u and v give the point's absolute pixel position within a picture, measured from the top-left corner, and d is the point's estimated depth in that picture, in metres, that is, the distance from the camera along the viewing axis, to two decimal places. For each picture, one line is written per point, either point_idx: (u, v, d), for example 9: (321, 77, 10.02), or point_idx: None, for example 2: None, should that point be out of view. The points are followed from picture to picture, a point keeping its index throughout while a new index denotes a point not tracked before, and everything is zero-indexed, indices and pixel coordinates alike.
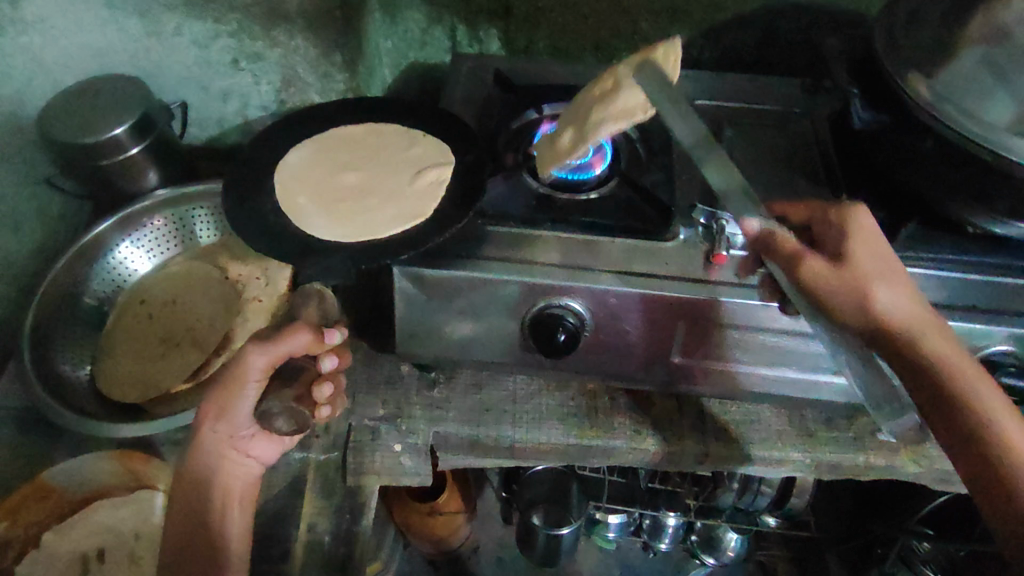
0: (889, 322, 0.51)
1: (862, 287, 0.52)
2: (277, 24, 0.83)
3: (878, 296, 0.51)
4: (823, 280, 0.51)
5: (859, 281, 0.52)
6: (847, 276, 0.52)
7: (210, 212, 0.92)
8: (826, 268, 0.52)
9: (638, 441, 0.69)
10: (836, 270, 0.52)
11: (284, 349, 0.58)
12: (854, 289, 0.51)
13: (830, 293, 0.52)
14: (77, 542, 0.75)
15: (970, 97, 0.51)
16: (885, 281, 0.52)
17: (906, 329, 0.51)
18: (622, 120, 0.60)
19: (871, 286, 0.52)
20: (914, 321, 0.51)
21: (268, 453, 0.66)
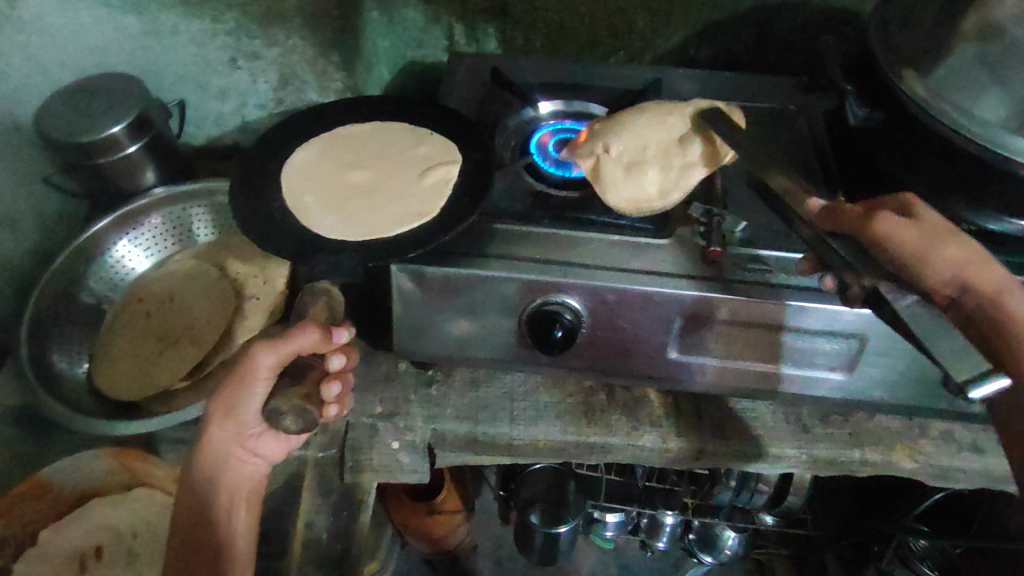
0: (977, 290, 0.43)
1: (944, 250, 0.44)
2: (275, 23, 0.83)
3: (956, 253, 0.44)
4: (898, 240, 0.45)
5: (940, 244, 0.45)
6: (925, 237, 0.45)
7: (207, 210, 0.92)
8: (903, 227, 0.45)
9: (635, 437, 0.69)
10: (916, 229, 0.45)
11: (291, 347, 0.56)
12: (937, 252, 0.44)
13: (906, 252, 0.45)
14: (75, 541, 0.76)
15: (964, 93, 0.51)
16: (968, 248, 0.44)
17: (994, 299, 0.43)
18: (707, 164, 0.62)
19: (950, 244, 0.45)
20: (1006, 292, 0.43)
21: (275, 451, 0.64)
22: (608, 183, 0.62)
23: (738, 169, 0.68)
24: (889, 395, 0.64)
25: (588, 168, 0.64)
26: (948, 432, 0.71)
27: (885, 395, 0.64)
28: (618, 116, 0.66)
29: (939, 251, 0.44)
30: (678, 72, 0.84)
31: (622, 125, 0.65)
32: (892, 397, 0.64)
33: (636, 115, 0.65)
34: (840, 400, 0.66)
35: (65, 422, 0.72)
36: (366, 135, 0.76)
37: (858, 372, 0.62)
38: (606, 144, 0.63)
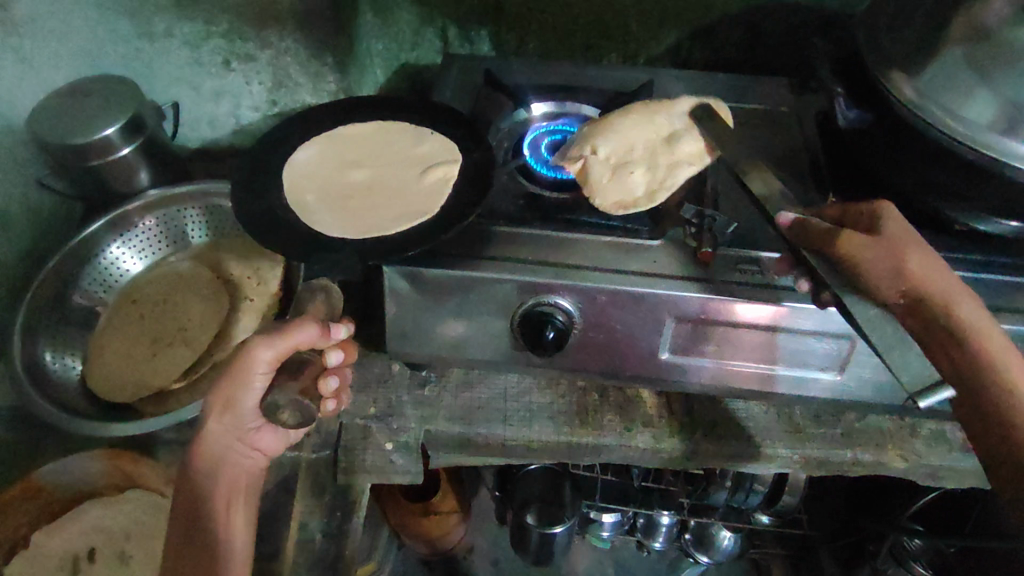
0: (932, 300, 0.43)
1: (901, 262, 0.45)
2: (269, 24, 0.84)
3: (913, 267, 0.45)
4: (862, 254, 0.45)
5: (899, 255, 0.45)
6: (885, 249, 0.45)
7: (201, 212, 0.91)
8: (865, 242, 0.46)
9: (628, 437, 0.69)
10: (876, 243, 0.46)
11: (291, 341, 0.56)
12: (893, 264, 0.45)
13: (868, 265, 0.45)
14: (69, 542, 0.77)
15: (951, 96, 0.51)
16: (924, 257, 0.45)
17: (948, 308, 0.43)
18: (697, 162, 0.64)
19: (906, 255, 0.45)
20: (960, 301, 0.43)
21: (274, 445, 0.66)
22: (597, 184, 0.63)
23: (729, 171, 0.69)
24: (881, 395, 0.64)
25: (576, 172, 0.65)
26: (940, 431, 0.71)
27: (878, 396, 0.64)
28: (605, 118, 0.69)
29: (896, 267, 0.45)
30: (670, 73, 0.84)
31: (610, 128, 0.67)
32: (885, 397, 0.64)
33: (623, 118, 0.68)
34: (833, 400, 0.66)
35: (57, 425, 0.72)
36: (367, 134, 0.76)
37: (852, 373, 0.62)
38: (596, 147, 0.65)
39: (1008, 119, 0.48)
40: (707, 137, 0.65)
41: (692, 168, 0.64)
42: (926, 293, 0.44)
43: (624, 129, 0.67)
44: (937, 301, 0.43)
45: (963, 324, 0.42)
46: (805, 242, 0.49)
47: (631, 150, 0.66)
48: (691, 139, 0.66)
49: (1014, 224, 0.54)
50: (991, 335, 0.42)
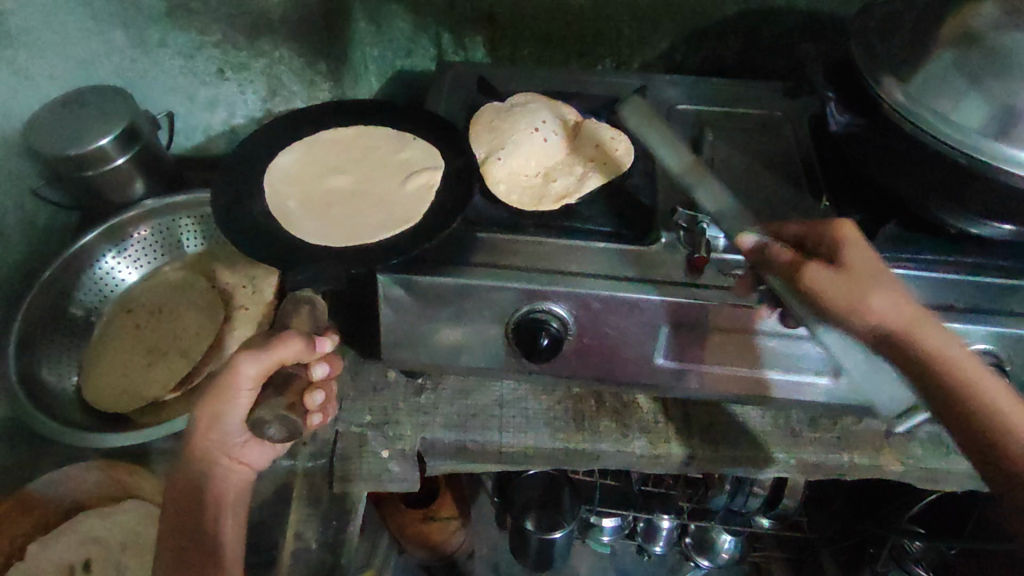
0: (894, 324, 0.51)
1: (862, 297, 0.51)
2: (263, 34, 0.84)
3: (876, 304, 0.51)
4: (829, 290, 0.51)
5: (862, 289, 0.51)
6: (849, 286, 0.51)
7: (194, 222, 0.92)
8: (830, 279, 0.51)
9: (624, 444, 0.69)
10: (840, 277, 0.51)
11: (276, 356, 0.56)
12: (852, 302, 0.51)
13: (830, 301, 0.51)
14: (64, 552, 0.76)
15: (943, 98, 0.51)
16: (885, 287, 0.51)
17: (910, 330, 0.51)
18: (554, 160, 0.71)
19: (869, 295, 0.51)
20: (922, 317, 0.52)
21: (261, 459, 0.66)
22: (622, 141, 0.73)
23: (722, 175, 0.69)
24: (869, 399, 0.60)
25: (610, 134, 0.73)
26: (937, 434, 0.71)
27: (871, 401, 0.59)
28: (536, 112, 0.75)
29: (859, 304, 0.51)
30: (664, 78, 0.84)
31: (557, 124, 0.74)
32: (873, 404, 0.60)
33: (540, 117, 0.74)
34: (829, 405, 0.66)
35: (49, 435, 0.71)
36: (350, 139, 0.77)
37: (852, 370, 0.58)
38: (586, 127, 0.74)
39: (999, 120, 0.48)
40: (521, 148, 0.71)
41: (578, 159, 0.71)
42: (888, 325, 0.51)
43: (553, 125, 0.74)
44: (902, 324, 0.51)
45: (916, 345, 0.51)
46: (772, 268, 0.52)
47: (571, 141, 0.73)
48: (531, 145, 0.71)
49: (1007, 228, 0.54)
50: (940, 343, 0.51)
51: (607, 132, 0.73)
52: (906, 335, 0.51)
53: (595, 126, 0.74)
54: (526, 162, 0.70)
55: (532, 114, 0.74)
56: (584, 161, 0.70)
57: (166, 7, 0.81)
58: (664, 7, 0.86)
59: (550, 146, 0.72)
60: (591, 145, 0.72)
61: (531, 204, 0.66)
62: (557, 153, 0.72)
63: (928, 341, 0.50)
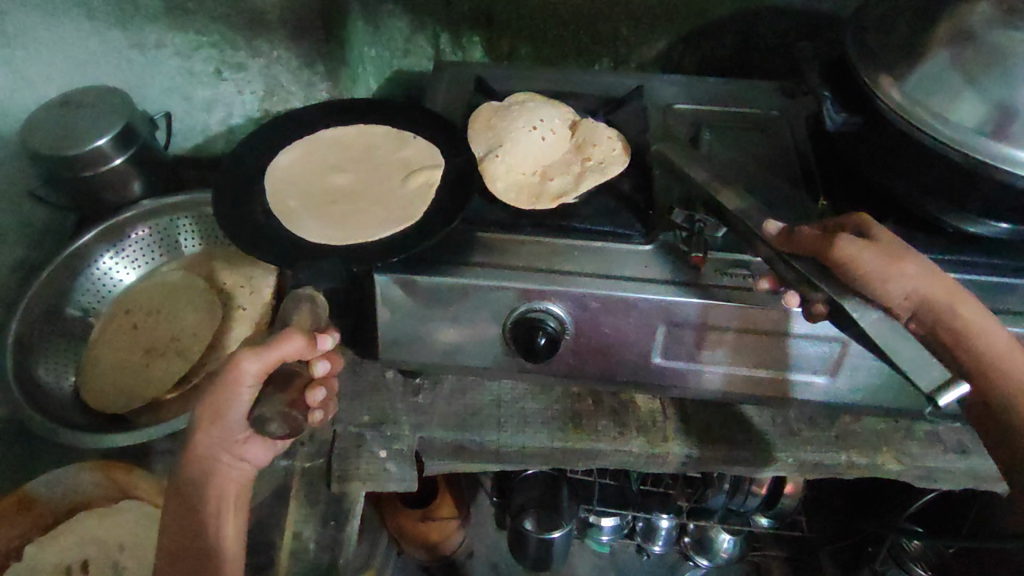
0: (937, 302, 0.44)
1: (902, 269, 0.45)
2: (260, 34, 0.84)
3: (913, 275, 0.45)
4: (863, 260, 0.45)
5: (898, 260, 0.45)
6: (885, 256, 0.45)
7: (193, 222, 0.92)
8: (864, 249, 0.45)
9: (622, 443, 0.69)
10: (874, 247, 0.45)
11: (277, 354, 0.55)
12: (888, 275, 0.44)
13: (866, 273, 0.45)
14: (62, 553, 0.76)
15: (938, 99, 0.51)
16: (922, 261, 0.45)
17: (954, 309, 0.44)
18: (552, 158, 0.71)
19: (905, 266, 0.45)
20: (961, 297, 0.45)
21: (261, 456, 0.65)
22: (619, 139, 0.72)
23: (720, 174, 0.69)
24: (947, 394, 0.45)
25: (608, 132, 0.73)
26: (934, 433, 0.71)
27: (941, 393, 0.45)
28: (533, 111, 0.74)
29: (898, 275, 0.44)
30: (661, 78, 0.84)
31: (554, 122, 0.74)
32: (947, 398, 0.45)
33: (536, 116, 0.74)
34: (827, 405, 0.66)
35: (47, 435, 0.72)
36: (350, 138, 0.77)
37: (911, 363, 0.46)
38: (584, 125, 0.74)
39: (994, 121, 0.48)
40: (519, 146, 0.70)
41: (576, 156, 0.71)
42: (926, 300, 0.45)
43: (550, 124, 0.74)
44: (944, 302, 0.44)
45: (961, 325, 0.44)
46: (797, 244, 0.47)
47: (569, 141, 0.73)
48: (528, 143, 0.71)
49: (1004, 225, 0.54)
50: (990, 329, 0.44)
51: (604, 130, 0.73)
52: (952, 315, 0.44)
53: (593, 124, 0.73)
54: (523, 159, 0.70)
55: (529, 113, 0.74)
56: (583, 157, 0.70)
57: (162, 7, 0.81)
58: (661, 7, 0.86)
59: (548, 144, 0.72)
60: (589, 143, 0.72)
61: (530, 201, 0.66)
62: (556, 151, 0.72)
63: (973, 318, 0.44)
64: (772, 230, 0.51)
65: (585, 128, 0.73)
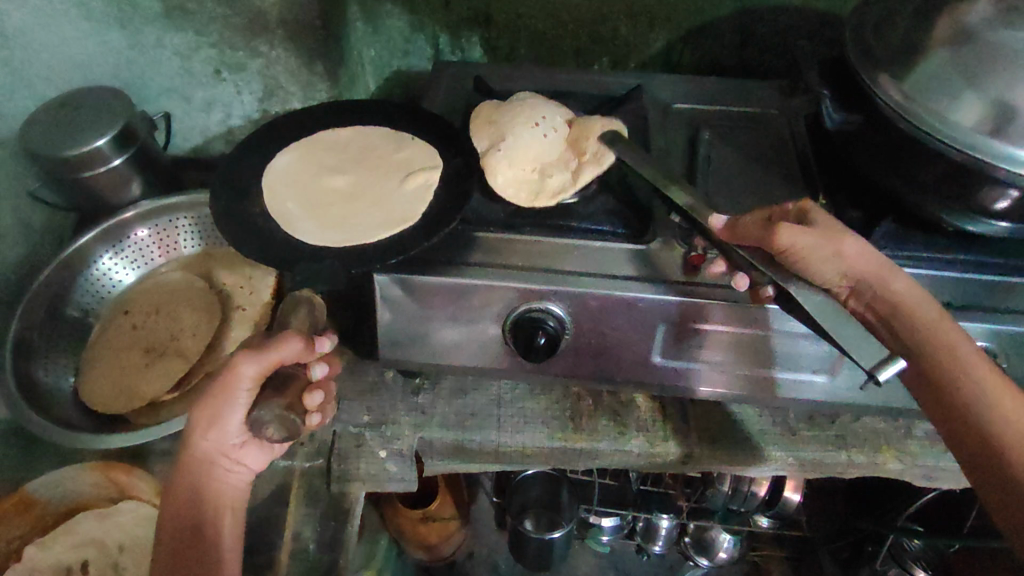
0: (866, 277, 0.51)
1: (840, 248, 0.51)
2: (259, 35, 0.83)
3: (848, 252, 0.51)
4: (805, 246, 0.50)
5: (839, 244, 0.51)
6: (827, 240, 0.50)
7: (192, 222, 0.92)
8: (806, 235, 0.50)
9: (622, 442, 0.69)
10: (815, 233, 0.50)
11: (275, 357, 0.56)
12: (825, 257, 0.50)
13: (805, 258, 0.51)
14: (59, 556, 0.75)
15: (938, 98, 0.51)
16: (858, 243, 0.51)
17: (881, 285, 0.51)
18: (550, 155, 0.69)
19: (844, 244, 0.51)
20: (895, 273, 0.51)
21: (259, 461, 0.65)
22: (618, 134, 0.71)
23: (719, 174, 0.69)
24: (885, 369, 0.46)
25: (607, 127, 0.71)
26: (934, 432, 0.71)
27: (879, 369, 0.46)
28: (531, 103, 0.72)
29: (835, 255, 0.50)
30: (660, 77, 0.84)
31: (552, 116, 0.72)
32: (884, 372, 0.46)
33: (535, 108, 0.72)
34: (827, 403, 0.66)
35: (47, 437, 0.71)
36: (349, 138, 0.77)
37: (853, 345, 0.51)
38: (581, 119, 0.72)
39: (994, 120, 0.48)
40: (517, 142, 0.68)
41: (573, 154, 0.69)
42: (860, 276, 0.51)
43: (549, 118, 0.72)
44: (872, 278, 0.51)
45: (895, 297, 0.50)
46: (743, 237, 0.52)
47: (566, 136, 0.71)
48: (526, 140, 0.69)
49: (1003, 224, 0.54)
50: (915, 298, 0.50)
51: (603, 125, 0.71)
52: (879, 289, 0.50)
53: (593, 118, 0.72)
54: (523, 155, 0.68)
55: (531, 111, 0.72)
56: (580, 154, 0.69)
57: (161, 8, 0.81)
58: (661, 6, 0.86)
59: (548, 141, 0.70)
60: (588, 137, 0.70)
61: (528, 200, 0.65)
62: (555, 149, 0.70)
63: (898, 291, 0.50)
64: (717, 224, 0.53)
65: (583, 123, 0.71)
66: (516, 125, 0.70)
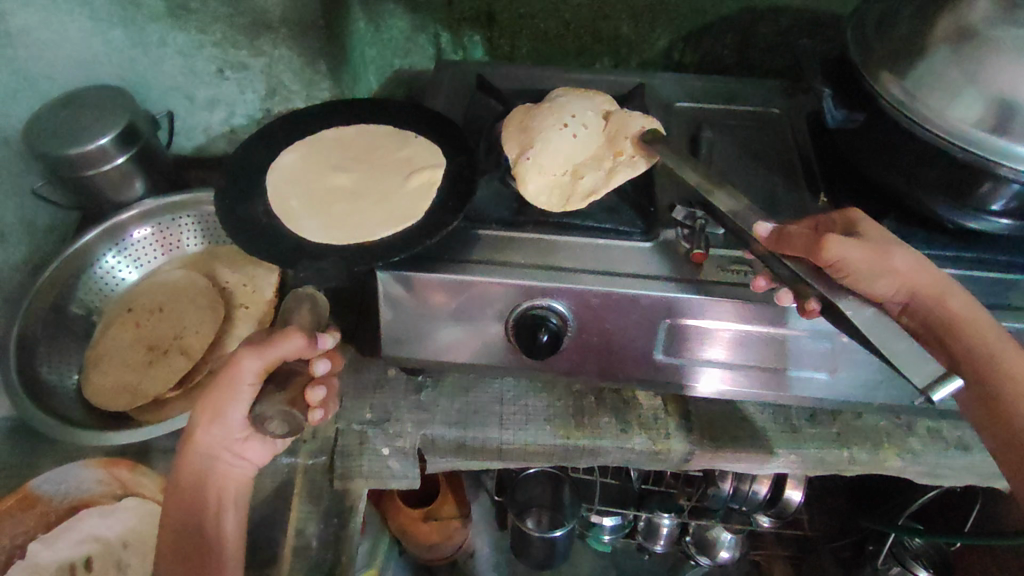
0: (921, 294, 0.51)
1: (887, 260, 0.50)
2: (263, 34, 0.83)
3: (901, 265, 0.51)
4: (853, 260, 0.49)
5: (887, 258, 0.50)
6: (873, 255, 0.50)
7: (196, 221, 0.92)
8: (852, 246, 0.49)
9: (625, 439, 0.69)
10: (862, 245, 0.50)
11: (277, 353, 0.56)
12: (876, 275, 0.50)
13: (857, 274, 0.50)
14: (66, 551, 0.77)
15: (939, 96, 0.51)
16: (905, 257, 0.51)
17: (939, 300, 0.51)
18: (582, 158, 0.68)
19: (894, 258, 0.51)
20: (952, 292, 0.51)
21: (262, 456, 0.66)
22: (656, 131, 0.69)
23: (722, 172, 0.69)
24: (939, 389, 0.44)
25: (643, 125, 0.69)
26: (936, 429, 0.71)
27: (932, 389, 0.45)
28: (562, 104, 0.72)
29: (888, 268, 0.50)
30: (662, 76, 0.85)
31: (583, 117, 0.71)
32: (941, 393, 0.44)
33: (563, 108, 0.71)
34: (830, 400, 0.66)
35: (50, 434, 0.72)
36: (352, 137, 0.77)
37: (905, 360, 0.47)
38: (617, 118, 0.71)
39: (996, 118, 0.48)
40: (547, 141, 0.68)
41: (609, 155, 0.68)
42: (915, 291, 0.51)
43: (578, 118, 0.71)
44: (927, 295, 0.51)
45: (952, 314, 0.51)
46: (792, 246, 0.50)
47: (600, 137, 0.70)
48: (556, 140, 0.68)
49: (1003, 223, 0.55)
50: (971, 315, 0.51)
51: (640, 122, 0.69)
52: (934, 305, 0.51)
53: (629, 117, 0.70)
54: (555, 157, 0.67)
55: (559, 111, 0.71)
56: (613, 151, 0.68)
57: (166, 7, 0.81)
58: (662, 5, 0.87)
59: (581, 140, 0.69)
60: (619, 133, 0.69)
61: (561, 203, 0.64)
62: (588, 151, 0.69)
63: (953, 308, 0.51)
64: (763, 232, 0.52)
65: (618, 123, 0.70)
66: (544, 124, 0.69)
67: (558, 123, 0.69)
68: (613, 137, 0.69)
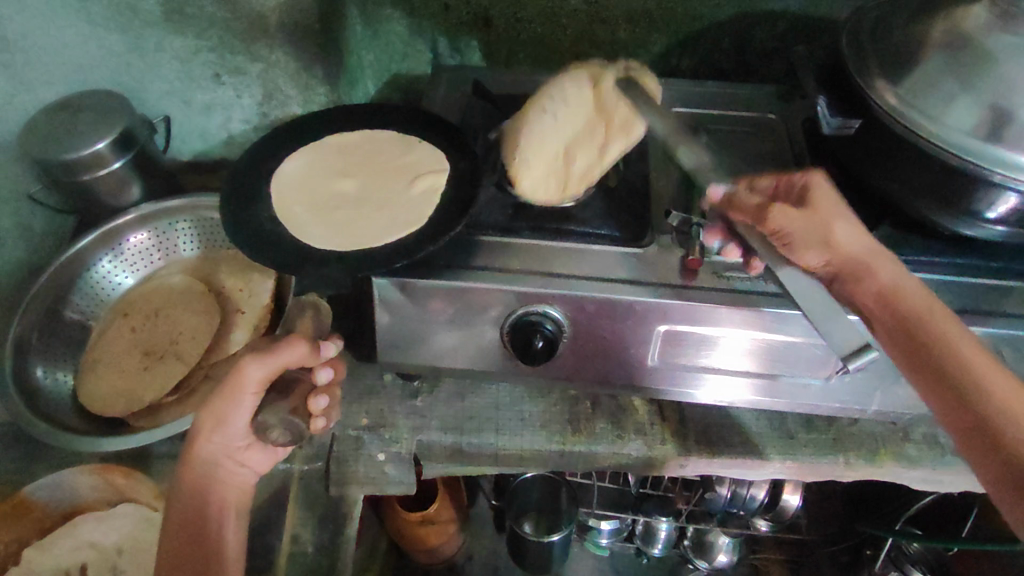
0: (853, 261, 0.52)
1: (825, 230, 0.52)
2: (259, 39, 0.83)
3: (837, 235, 0.52)
4: (792, 228, 0.52)
5: (826, 228, 0.52)
6: (814, 224, 0.52)
7: (192, 225, 0.92)
8: (794, 217, 0.52)
9: (620, 445, 0.69)
10: (803, 215, 0.52)
11: (279, 360, 0.56)
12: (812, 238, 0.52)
13: (795, 240, 0.52)
14: (62, 556, 0.76)
15: (934, 102, 0.51)
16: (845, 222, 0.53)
17: (868, 266, 0.52)
18: (576, 134, 0.66)
19: (830, 228, 0.52)
20: (879, 260, 0.52)
21: (263, 464, 0.65)
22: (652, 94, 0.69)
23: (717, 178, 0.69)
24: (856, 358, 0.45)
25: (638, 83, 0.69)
26: (932, 435, 0.71)
27: (851, 358, 0.46)
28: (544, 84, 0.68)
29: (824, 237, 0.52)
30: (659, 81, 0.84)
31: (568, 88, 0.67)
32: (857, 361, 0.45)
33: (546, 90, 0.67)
34: (828, 406, 0.66)
35: (47, 440, 0.72)
36: (356, 141, 0.77)
37: (829, 328, 0.48)
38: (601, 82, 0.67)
39: (990, 126, 0.48)
40: (534, 129, 0.65)
41: (602, 127, 0.66)
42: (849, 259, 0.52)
43: (564, 92, 0.67)
44: (857, 263, 0.52)
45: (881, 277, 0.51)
46: (739, 213, 0.54)
47: (589, 107, 0.67)
48: (544, 124, 0.65)
49: (999, 229, 0.55)
50: (897, 279, 0.51)
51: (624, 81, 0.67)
52: (865, 273, 0.52)
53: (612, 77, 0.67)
54: (546, 141, 0.65)
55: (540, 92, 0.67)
56: (606, 119, 0.66)
57: (161, 11, 0.81)
58: (660, 10, 0.87)
59: (569, 116, 0.66)
60: (607, 99, 0.67)
61: (559, 192, 0.65)
62: (579, 125, 0.66)
63: (880, 272, 0.51)
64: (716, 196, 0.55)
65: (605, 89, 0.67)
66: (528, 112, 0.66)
67: (542, 108, 0.66)
68: (602, 106, 0.66)
